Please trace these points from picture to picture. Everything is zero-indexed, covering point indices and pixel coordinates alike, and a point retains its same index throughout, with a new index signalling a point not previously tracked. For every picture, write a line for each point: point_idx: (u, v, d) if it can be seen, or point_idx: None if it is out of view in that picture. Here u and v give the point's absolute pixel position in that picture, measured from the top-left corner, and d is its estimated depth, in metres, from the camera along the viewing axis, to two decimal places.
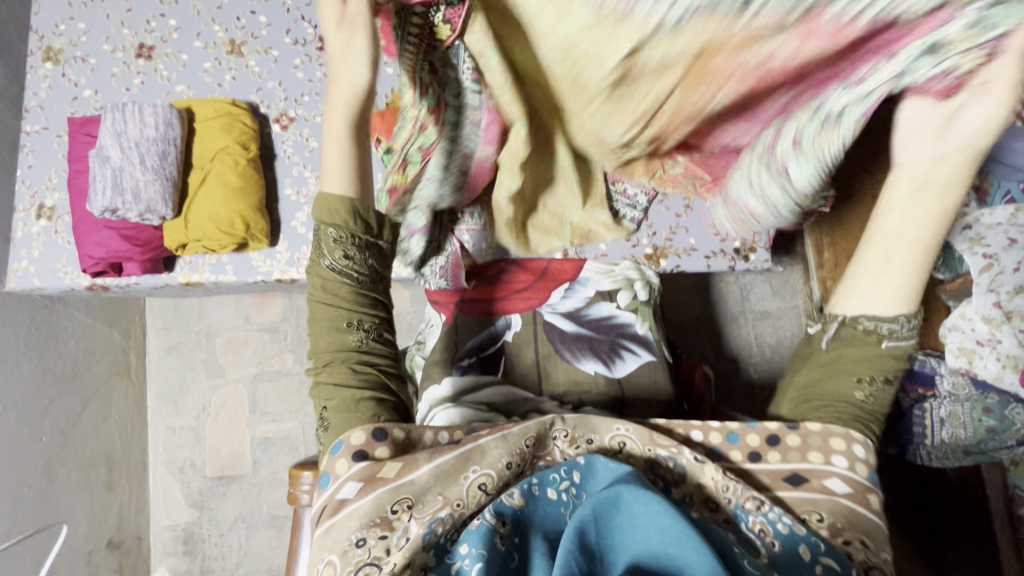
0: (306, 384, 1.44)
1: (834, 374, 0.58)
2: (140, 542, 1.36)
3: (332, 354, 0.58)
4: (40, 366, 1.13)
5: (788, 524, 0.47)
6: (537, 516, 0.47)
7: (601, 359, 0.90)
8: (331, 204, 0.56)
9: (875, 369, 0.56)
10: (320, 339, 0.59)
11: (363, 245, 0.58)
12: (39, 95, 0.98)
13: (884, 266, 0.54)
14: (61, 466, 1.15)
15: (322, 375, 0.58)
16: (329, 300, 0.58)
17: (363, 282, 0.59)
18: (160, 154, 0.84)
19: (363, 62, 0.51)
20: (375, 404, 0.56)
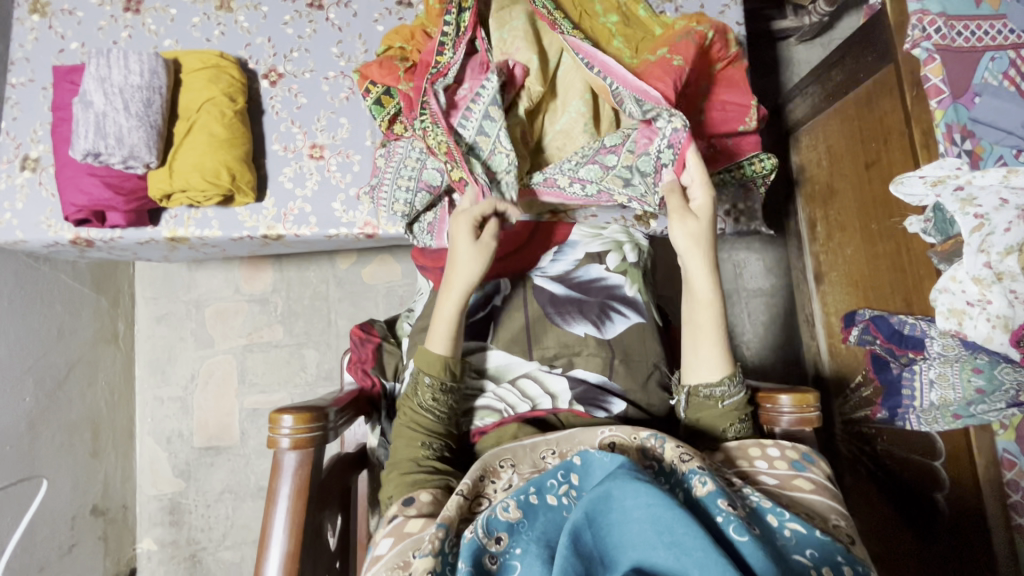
0: (297, 355, 1.44)
1: (705, 424, 0.70)
2: (126, 511, 1.35)
3: (404, 461, 0.70)
4: (25, 325, 1.12)
5: (757, 498, 0.52)
6: (534, 526, 0.48)
7: (590, 320, 0.88)
8: (429, 355, 0.74)
9: (730, 419, 0.69)
10: (397, 446, 0.72)
11: (447, 388, 0.74)
12: (25, 47, 0.97)
13: (695, 348, 0.72)
14: (45, 427, 1.13)
15: (392, 476, 0.69)
16: (414, 424, 0.73)
17: (443, 416, 0.74)
18: (145, 102, 0.83)
19: (477, 264, 0.75)
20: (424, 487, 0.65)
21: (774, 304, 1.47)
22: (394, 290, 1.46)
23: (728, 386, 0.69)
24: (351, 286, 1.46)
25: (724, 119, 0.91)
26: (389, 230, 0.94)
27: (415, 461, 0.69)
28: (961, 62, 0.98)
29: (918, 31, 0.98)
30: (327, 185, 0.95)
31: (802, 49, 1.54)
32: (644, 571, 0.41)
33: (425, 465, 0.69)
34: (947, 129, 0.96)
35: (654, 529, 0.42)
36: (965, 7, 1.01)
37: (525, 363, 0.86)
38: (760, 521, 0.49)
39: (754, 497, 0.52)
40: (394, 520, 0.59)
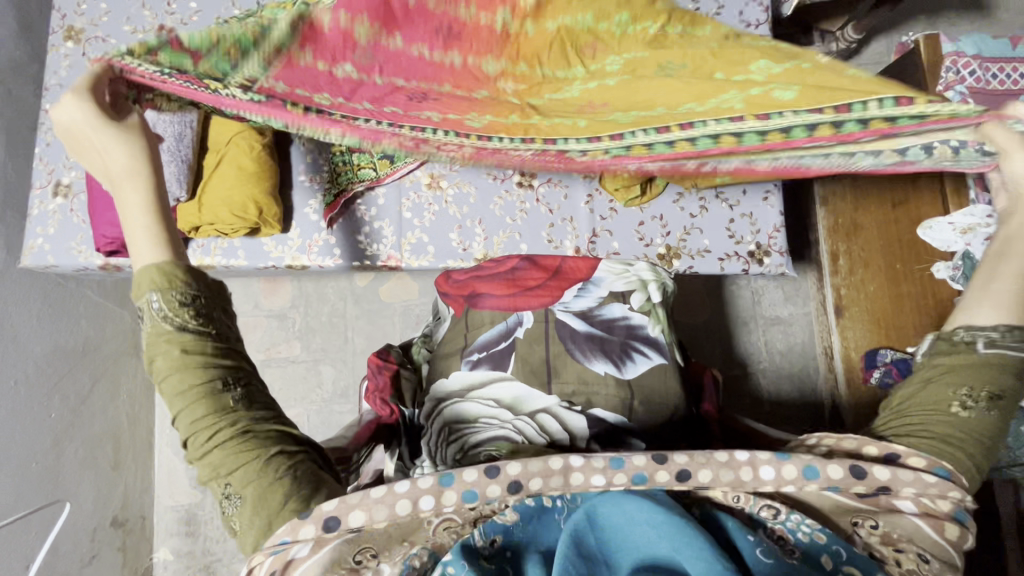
0: (314, 371, 1.46)
1: (931, 384, 0.56)
2: (144, 521, 1.35)
3: (216, 438, 0.50)
4: (52, 343, 1.14)
5: (808, 532, 0.48)
6: (526, 529, 0.49)
7: (612, 360, 0.86)
8: (152, 275, 0.53)
9: (979, 378, 0.54)
10: (196, 419, 0.50)
11: (205, 321, 0.52)
12: (60, 73, 1.01)
13: (990, 282, 0.59)
14: (69, 442, 1.16)
15: (214, 453, 0.50)
16: (191, 388, 0.50)
17: (223, 364, 0.52)
18: (177, 135, 0.86)
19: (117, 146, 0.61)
20: (283, 458, 0.51)
21: (792, 333, 1.45)
22: (411, 309, 1.47)
23: (1006, 334, 0.55)
24: (368, 304, 1.47)
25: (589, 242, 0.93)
26: (411, 262, 1.00)
27: (234, 427, 0.50)
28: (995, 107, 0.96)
29: (953, 74, 0.97)
30: (352, 218, 0.99)
31: None
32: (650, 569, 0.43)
33: (250, 431, 0.51)
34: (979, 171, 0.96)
35: (654, 531, 0.44)
36: (999, 50, 1.00)
37: (544, 396, 0.84)
38: (816, 565, 0.46)
39: (807, 529, 0.48)
40: (335, 523, 0.47)
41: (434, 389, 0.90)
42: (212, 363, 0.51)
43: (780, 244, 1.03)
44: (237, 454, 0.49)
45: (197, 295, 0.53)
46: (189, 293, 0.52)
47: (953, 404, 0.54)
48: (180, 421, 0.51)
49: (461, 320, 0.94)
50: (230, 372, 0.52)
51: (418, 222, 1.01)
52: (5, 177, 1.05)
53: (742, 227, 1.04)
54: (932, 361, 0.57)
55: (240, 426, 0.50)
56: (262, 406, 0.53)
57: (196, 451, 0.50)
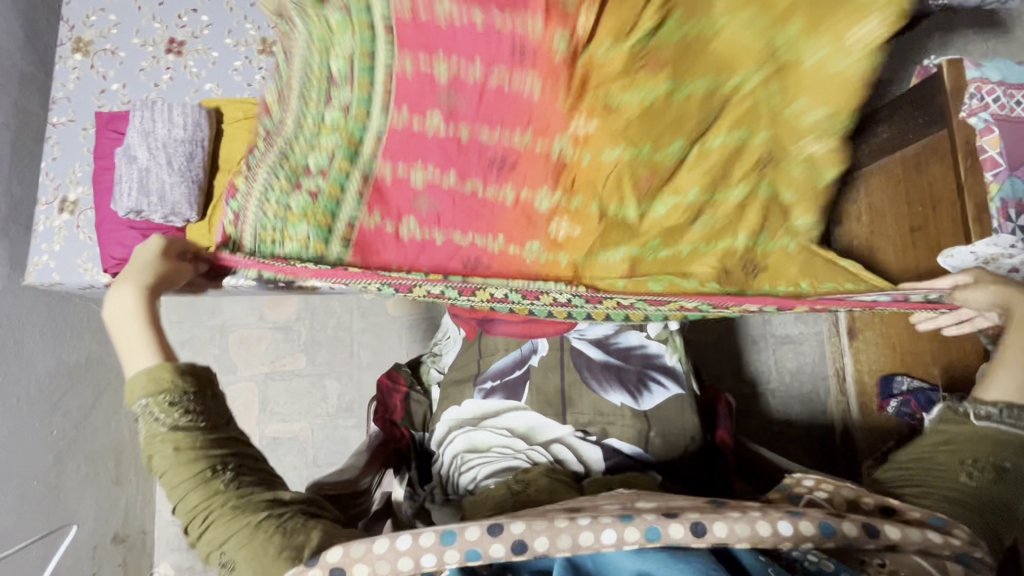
0: (318, 384, 1.44)
1: (952, 456, 0.58)
2: (145, 536, 1.33)
3: (207, 512, 0.53)
4: (55, 358, 1.12)
5: (814, 560, 0.47)
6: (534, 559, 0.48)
7: (629, 391, 0.84)
8: (142, 380, 0.57)
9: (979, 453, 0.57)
10: (190, 501, 0.53)
11: (190, 407, 0.56)
12: (68, 87, 1.08)
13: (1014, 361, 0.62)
14: (71, 459, 1.14)
15: (210, 531, 0.52)
16: (178, 467, 0.54)
17: (205, 443, 0.56)
18: (187, 154, 0.99)
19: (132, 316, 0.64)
20: (273, 520, 0.52)
21: (803, 353, 1.43)
22: (418, 323, 1.45)
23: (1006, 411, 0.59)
24: (375, 317, 1.46)
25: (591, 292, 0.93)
26: None
27: (221, 503, 0.53)
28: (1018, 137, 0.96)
29: (976, 101, 0.96)
30: None
31: None
32: None
33: (240, 501, 0.53)
34: (1002, 203, 0.94)
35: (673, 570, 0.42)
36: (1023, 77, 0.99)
37: (559, 426, 0.82)
38: None
39: (812, 558, 0.47)
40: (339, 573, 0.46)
41: (446, 416, 0.89)
42: (194, 449, 0.55)
43: None
44: (230, 526, 0.52)
45: (189, 382, 0.58)
46: (193, 385, 0.58)
47: (962, 474, 0.56)
48: (170, 501, 0.54)
49: (474, 345, 0.94)
50: (212, 453, 0.55)
51: None
52: (11, 191, 1.04)
53: None
54: (940, 430, 0.61)
55: (231, 503, 0.53)
56: (248, 481, 0.55)
57: (197, 537, 0.53)
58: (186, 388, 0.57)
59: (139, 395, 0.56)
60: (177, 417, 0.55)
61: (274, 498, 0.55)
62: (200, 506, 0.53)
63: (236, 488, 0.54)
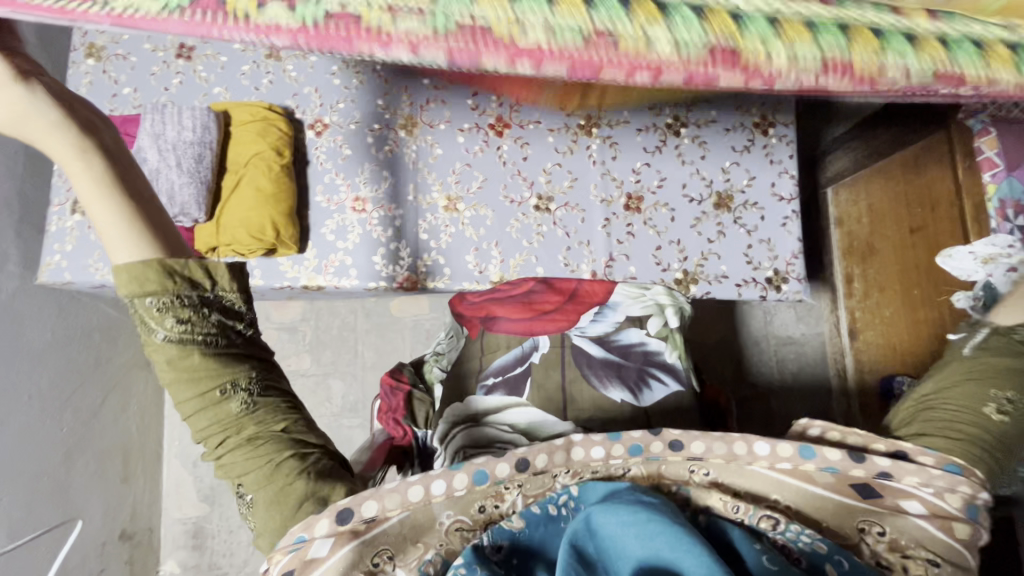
0: (323, 384, 1.45)
1: (965, 382, 0.53)
2: (151, 534, 1.35)
3: (222, 435, 0.48)
4: (66, 357, 1.15)
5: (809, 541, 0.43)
6: (533, 536, 0.45)
7: (629, 387, 0.85)
8: (129, 275, 0.44)
9: (1005, 386, 0.52)
10: (200, 419, 0.48)
11: (196, 305, 0.47)
12: (80, 91, 1.10)
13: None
14: (80, 456, 1.16)
15: (225, 455, 0.49)
16: (187, 378, 0.47)
17: (216, 345, 0.48)
18: (196, 157, 0.97)
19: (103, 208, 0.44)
20: (298, 465, 0.49)
21: (804, 354, 1.44)
22: (421, 323, 1.46)
23: None
24: (379, 318, 1.47)
25: (591, 290, 0.95)
26: (425, 283, 1.04)
27: (240, 428, 0.49)
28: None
29: None
30: (367, 238, 1.03)
31: None
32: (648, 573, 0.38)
33: (266, 431, 0.50)
34: (999, 204, 0.93)
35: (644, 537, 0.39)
36: None
37: (560, 423, 0.82)
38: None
39: (807, 539, 0.43)
40: (349, 513, 0.45)
41: (449, 413, 0.89)
42: (216, 363, 0.48)
43: (799, 270, 1.02)
44: (250, 461, 0.48)
45: (189, 288, 0.46)
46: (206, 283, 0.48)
47: (988, 404, 0.51)
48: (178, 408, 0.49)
49: (475, 343, 0.94)
50: (230, 364, 0.49)
51: (435, 244, 1.04)
52: (25, 193, 1.07)
53: (760, 253, 1.04)
54: (973, 356, 0.55)
55: (249, 435, 0.49)
56: (270, 403, 0.51)
57: (212, 458, 0.50)
58: (204, 291, 0.47)
59: (124, 293, 0.44)
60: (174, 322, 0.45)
61: (301, 436, 0.51)
62: (216, 419, 0.48)
63: (258, 407, 0.50)
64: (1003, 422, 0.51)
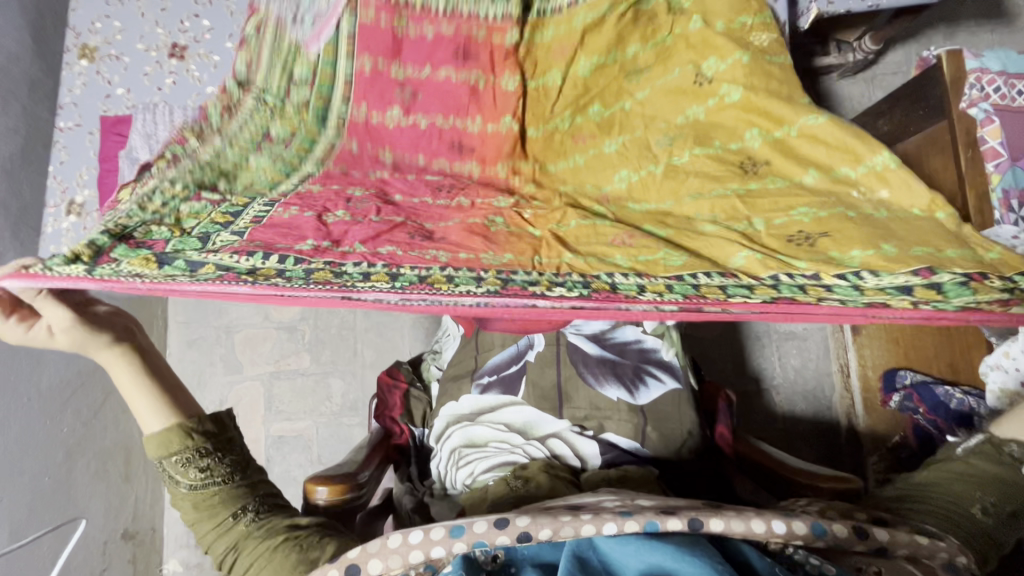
0: (322, 383, 1.45)
1: (954, 485, 0.62)
2: (153, 533, 1.35)
3: (228, 539, 0.64)
4: (66, 358, 1.15)
5: (817, 566, 0.47)
6: (528, 547, 0.49)
7: (625, 386, 0.84)
8: (163, 439, 0.66)
9: (988, 492, 0.61)
10: (212, 535, 0.64)
11: (210, 449, 0.67)
12: (75, 92, 1.10)
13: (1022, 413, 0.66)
14: (81, 456, 1.16)
15: (233, 560, 0.62)
16: (205, 507, 0.65)
17: (230, 479, 0.67)
18: None
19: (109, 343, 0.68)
20: (288, 546, 0.61)
21: (807, 349, 1.42)
22: (420, 321, 1.46)
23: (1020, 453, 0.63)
24: (378, 316, 1.47)
25: None
26: None
27: (243, 530, 0.64)
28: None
29: (975, 91, 0.93)
30: None
31: (845, 84, 1.47)
32: None
33: (264, 526, 0.64)
34: (1003, 195, 0.90)
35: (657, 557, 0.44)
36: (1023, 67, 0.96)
37: (555, 421, 0.82)
38: None
39: (815, 561, 0.47)
40: (355, 569, 0.49)
41: (444, 412, 0.89)
42: (219, 494, 0.66)
43: None
44: (253, 551, 0.62)
45: (202, 440, 0.67)
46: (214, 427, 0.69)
47: (975, 506, 0.60)
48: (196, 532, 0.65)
49: (471, 341, 0.94)
50: (239, 485, 0.68)
51: None
52: (21, 196, 1.07)
53: None
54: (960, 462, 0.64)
55: (252, 533, 0.64)
56: (268, 509, 0.67)
57: (230, 566, 0.63)
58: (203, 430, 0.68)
59: (156, 455, 0.66)
60: (196, 470, 0.65)
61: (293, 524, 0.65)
62: (222, 531, 0.64)
63: (256, 514, 0.66)
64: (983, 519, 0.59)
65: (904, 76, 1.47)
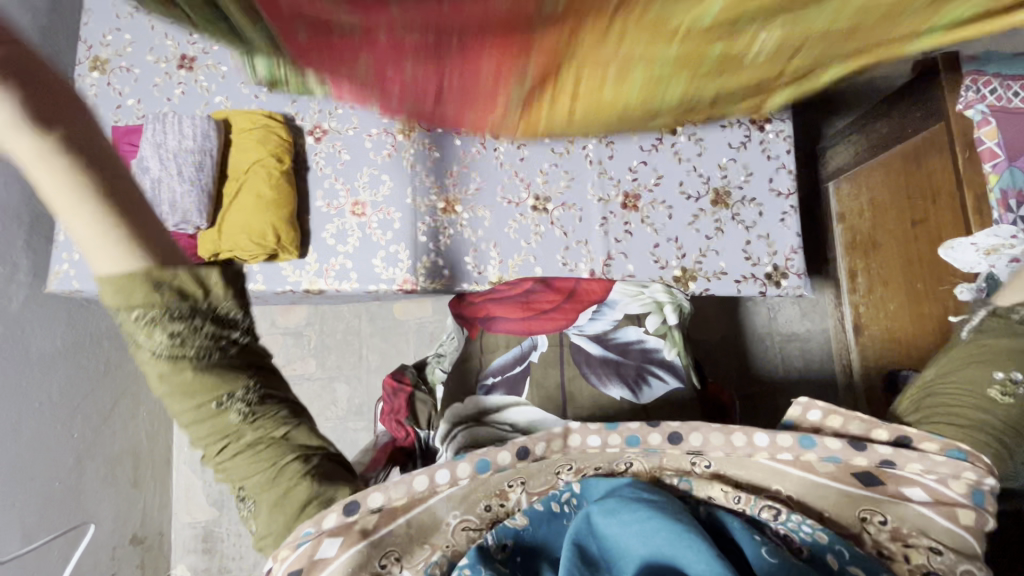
0: (328, 388, 1.47)
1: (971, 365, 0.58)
2: (161, 537, 1.36)
3: (214, 439, 0.48)
4: (75, 364, 1.17)
5: (810, 532, 0.47)
6: (537, 532, 0.49)
7: (628, 385, 0.85)
8: (115, 284, 0.41)
9: (994, 368, 0.57)
10: (196, 418, 0.47)
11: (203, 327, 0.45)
12: None
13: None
14: (90, 461, 1.18)
15: (228, 460, 0.49)
16: (186, 381, 0.45)
17: (224, 362, 0.47)
18: (197, 164, 0.98)
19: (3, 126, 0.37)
20: (303, 467, 0.51)
21: (810, 350, 1.43)
22: (424, 325, 1.47)
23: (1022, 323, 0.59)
24: (383, 321, 1.49)
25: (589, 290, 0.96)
26: (424, 286, 1.05)
27: (238, 436, 0.48)
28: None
29: (972, 93, 0.95)
30: (368, 241, 1.05)
31: None
32: (654, 565, 0.42)
33: (275, 436, 0.50)
34: (1001, 194, 0.90)
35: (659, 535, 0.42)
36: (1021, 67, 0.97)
37: (559, 421, 0.83)
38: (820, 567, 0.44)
39: (807, 529, 0.47)
40: (356, 505, 0.50)
41: (449, 413, 0.90)
42: (218, 370, 0.46)
43: (798, 265, 1.02)
44: (252, 465, 0.49)
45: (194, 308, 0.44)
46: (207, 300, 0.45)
47: (991, 388, 0.56)
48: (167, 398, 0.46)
49: (475, 343, 0.95)
50: (233, 369, 0.48)
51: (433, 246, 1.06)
52: (33, 205, 1.09)
53: (759, 248, 1.04)
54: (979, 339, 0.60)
55: (248, 442, 0.49)
56: (269, 404, 0.50)
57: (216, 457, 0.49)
58: (195, 301, 0.44)
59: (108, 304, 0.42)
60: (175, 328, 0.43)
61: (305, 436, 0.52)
62: (211, 426, 0.47)
63: (256, 408, 0.49)
64: (1007, 405, 0.55)
65: None
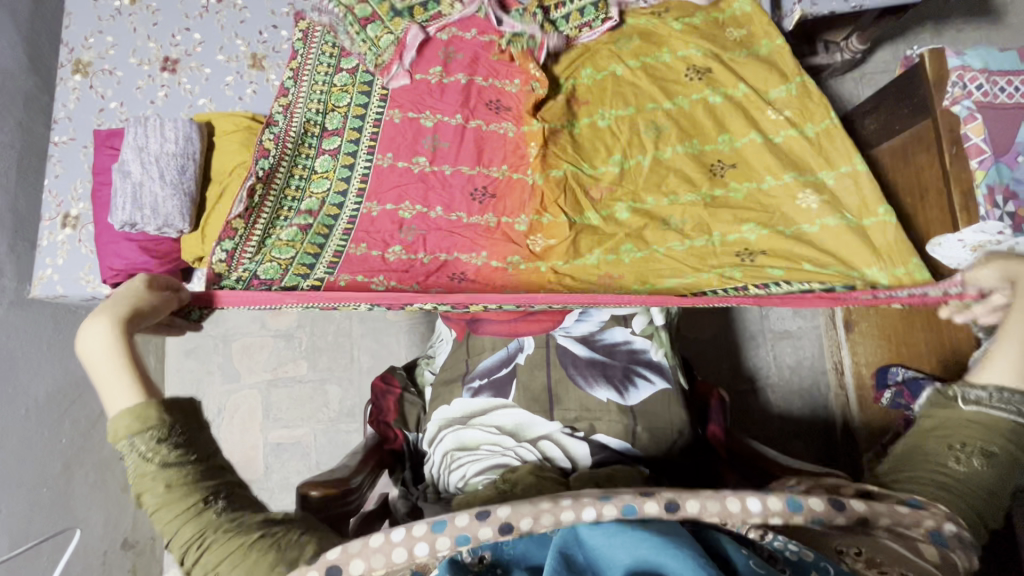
0: (319, 390, 1.46)
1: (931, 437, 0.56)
2: (154, 542, 1.34)
3: (192, 544, 0.52)
4: (63, 368, 1.16)
5: (795, 550, 0.47)
6: (517, 546, 0.49)
7: (614, 387, 0.85)
8: (126, 418, 0.56)
9: (962, 436, 0.54)
10: (177, 529, 0.52)
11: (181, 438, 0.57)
12: (69, 107, 1.15)
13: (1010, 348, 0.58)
14: (79, 466, 1.17)
15: (205, 557, 0.52)
16: (166, 497, 0.54)
17: (198, 469, 0.56)
18: (179, 168, 1.07)
19: None
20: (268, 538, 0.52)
21: (801, 347, 1.43)
22: (415, 326, 1.47)
23: (993, 394, 0.55)
24: (374, 323, 1.48)
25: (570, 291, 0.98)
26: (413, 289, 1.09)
27: (212, 527, 0.53)
28: (1016, 120, 0.92)
29: (958, 89, 0.93)
30: None
31: (834, 83, 1.48)
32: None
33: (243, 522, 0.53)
34: (987, 190, 0.90)
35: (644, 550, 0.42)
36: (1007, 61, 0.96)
37: (547, 423, 0.83)
38: None
39: (793, 548, 0.47)
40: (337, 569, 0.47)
41: (436, 416, 0.90)
42: (188, 482, 0.55)
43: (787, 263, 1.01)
44: (226, 548, 0.51)
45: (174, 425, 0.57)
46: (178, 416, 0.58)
47: (948, 458, 0.53)
48: (156, 527, 0.53)
49: (462, 345, 0.94)
50: (206, 480, 0.55)
51: None
52: (16, 209, 1.09)
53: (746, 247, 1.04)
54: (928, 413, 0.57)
55: (224, 528, 0.53)
56: (240, 506, 0.55)
57: (192, 563, 0.52)
58: (173, 421, 0.57)
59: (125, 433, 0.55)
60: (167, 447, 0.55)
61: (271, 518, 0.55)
62: (186, 535, 0.52)
63: (225, 510, 0.54)
64: (964, 472, 0.52)
65: (891, 74, 1.47)
